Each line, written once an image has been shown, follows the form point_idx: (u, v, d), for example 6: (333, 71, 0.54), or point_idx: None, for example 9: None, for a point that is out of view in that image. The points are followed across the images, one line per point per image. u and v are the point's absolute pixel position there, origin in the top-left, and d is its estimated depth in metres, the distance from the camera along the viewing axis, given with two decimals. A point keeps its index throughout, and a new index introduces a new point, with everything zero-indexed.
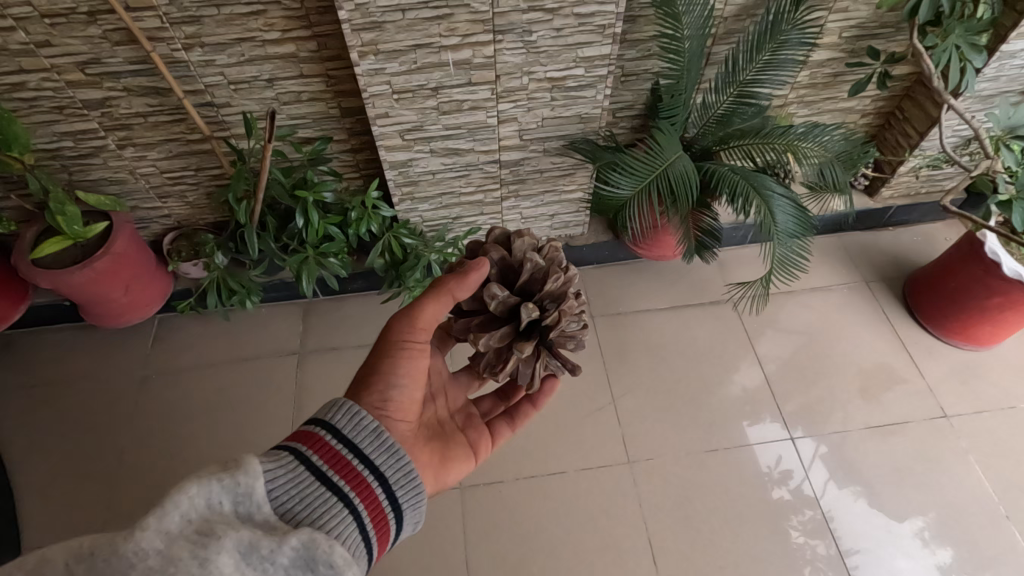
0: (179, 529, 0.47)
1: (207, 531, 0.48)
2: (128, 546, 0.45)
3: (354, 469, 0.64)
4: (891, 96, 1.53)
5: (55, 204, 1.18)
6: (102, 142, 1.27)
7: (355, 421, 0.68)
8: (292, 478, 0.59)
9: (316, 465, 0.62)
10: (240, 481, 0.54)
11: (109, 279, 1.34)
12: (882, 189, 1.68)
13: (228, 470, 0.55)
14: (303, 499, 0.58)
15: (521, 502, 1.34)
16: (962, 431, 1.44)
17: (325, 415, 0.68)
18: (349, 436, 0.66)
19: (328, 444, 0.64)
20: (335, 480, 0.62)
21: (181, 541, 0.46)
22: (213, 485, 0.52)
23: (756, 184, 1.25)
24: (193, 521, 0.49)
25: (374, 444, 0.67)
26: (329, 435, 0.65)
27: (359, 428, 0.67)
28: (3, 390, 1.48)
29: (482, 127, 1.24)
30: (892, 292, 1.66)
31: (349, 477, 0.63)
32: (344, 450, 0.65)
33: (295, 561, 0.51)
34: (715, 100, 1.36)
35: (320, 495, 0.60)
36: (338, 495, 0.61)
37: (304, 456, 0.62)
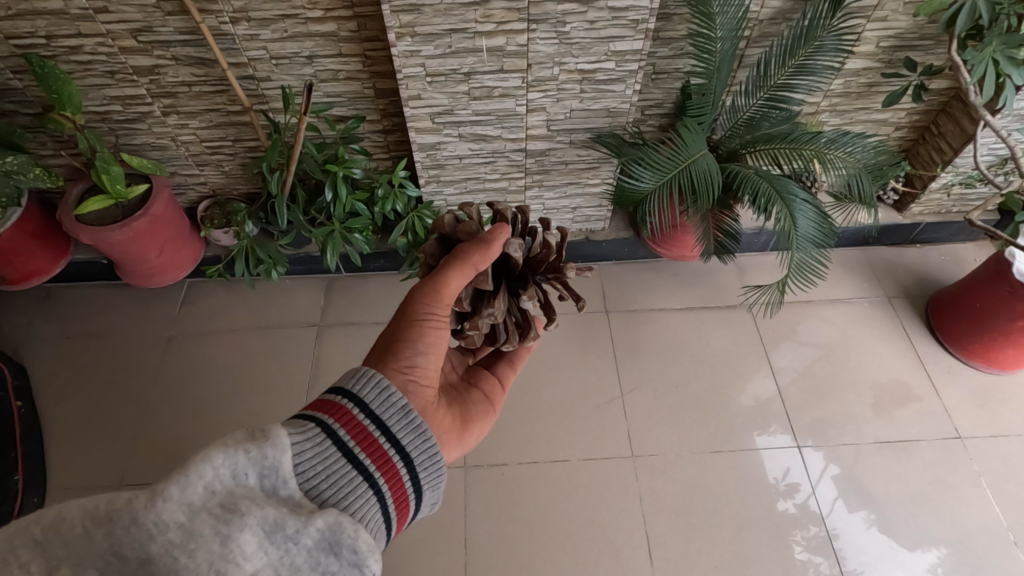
0: (203, 499, 0.44)
1: (231, 507, 0.45)
2: (148, 516, 0.42)
3: (380, 448, 0.61)
4: (927, 110, 1.51)
5: (100, 161, 1.24)
6: (148, 108, 1.33)
7: (383, 397, 0.64)
8: (318, 454, 0.56)
9: (343, 442, 0.58)
10: (268, 454, 0.50)
11: (145, 240, 1.40)
12: (912, 205, 1.66)
13: (255, 440, 0.51)
14: (328, 477, 0.55)
15: (522, 487, 1.36)
16: (975, 454, 1.41)
17: (352, 387, 0.64)
18: (377, 412, 0.63)
19: (355, 420, 0.61)
20: (360, 459, 0.58)
21: (203, 516, 0.43)
22: (239, 456, 0.48)
23: (779, 188, 1.25)
24: (217, 492, 0.45)
25: (401, 422, 0.64)
26: (356, 409, 0.62)
27: (388, 404, 0.64)
28: (40, 339, 1.56)
29: (511, 115, 1.26)
30: (913, 309, 1.64)
31: (375, 456, 0.60)
32: (371, 426, 0.62)
33: (319, 543, 0.47)
34: (744, 104, 1.36)
35: (347, 474, 0.56)
36: (363, 475, 0.58)
37: (331, 430, 0.59)
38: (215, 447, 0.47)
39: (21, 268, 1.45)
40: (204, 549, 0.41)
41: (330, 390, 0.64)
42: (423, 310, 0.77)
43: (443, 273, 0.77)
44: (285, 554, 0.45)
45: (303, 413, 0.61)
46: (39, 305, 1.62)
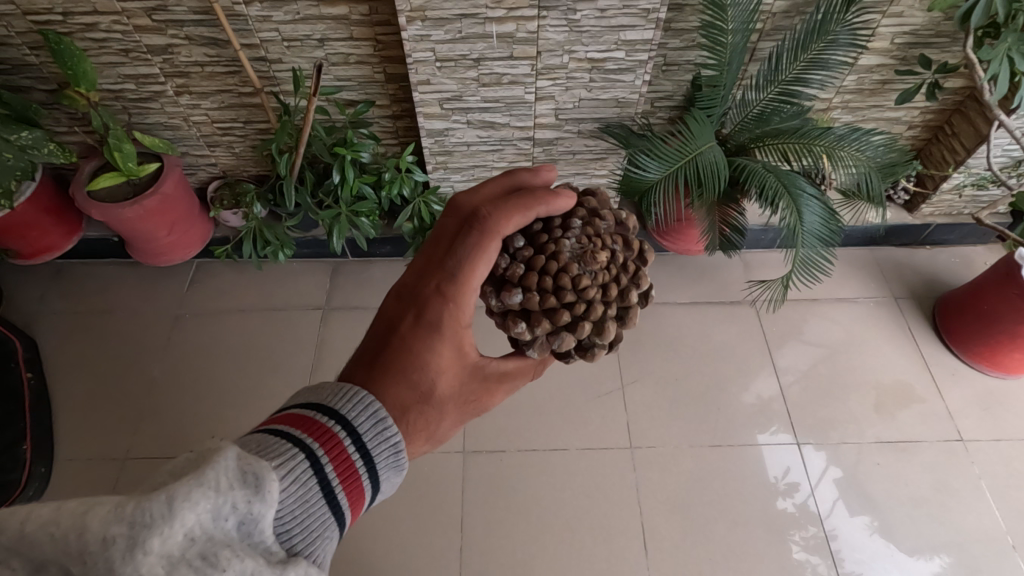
0: (182, 549, 0.37)
1: (212, 560, 0.37)
2: (125, 570, 0.35)
3: (359, 484, 0.52)
4: (941, 109, 1.49)
5: (113, 139, 1.26)
6: (161, 88, 1.34)
7: (381, 428, 0.54)
8: (296, 493, 0.46)
9: (325, 477, 0.49)
10: (253, 507, 0.41)
11: (156, 218, 1.42)
12: (922, 205, 1.64)
13: (245, 486, 0.42)
14: (302, 523, 0.46)
15: (519, 473, 1.37)
16: (977, 457, 1.40)
17: (341, 407, 0.54)
18: (370, 443, 0.53)
19: (343, 452, 0.51)
20: (339, 501, 0.49)
21: (182, 571, 0.36)
22: (223, 498, 0.40)
23: (787, 184, 1.24)
24: (196, 540, 0.38)
25: (390, 458, 0.54)
26: (344, 434, 0.52)
27: (382, 437, 0.54)
28: (51, 313, 1.59)
29: (520, 103, 1.27)
30: (920, 309, 1.63)
31: (352, 496, 0.51)
32: (358, 463, 0.52)
33: None
34: (754, 99, 1.35)
35: (322, 518, 0.47)
36: (338, 520, 0.49)
37: (317, 464, 0.49)
38: (198, 486, 0.39)
39: (34, 243, 1.48)
40: None
41: (316, 405, 0.53)
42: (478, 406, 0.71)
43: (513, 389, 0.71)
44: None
45: (282, 438, 0.49)
46: (51, 280, 1.64)
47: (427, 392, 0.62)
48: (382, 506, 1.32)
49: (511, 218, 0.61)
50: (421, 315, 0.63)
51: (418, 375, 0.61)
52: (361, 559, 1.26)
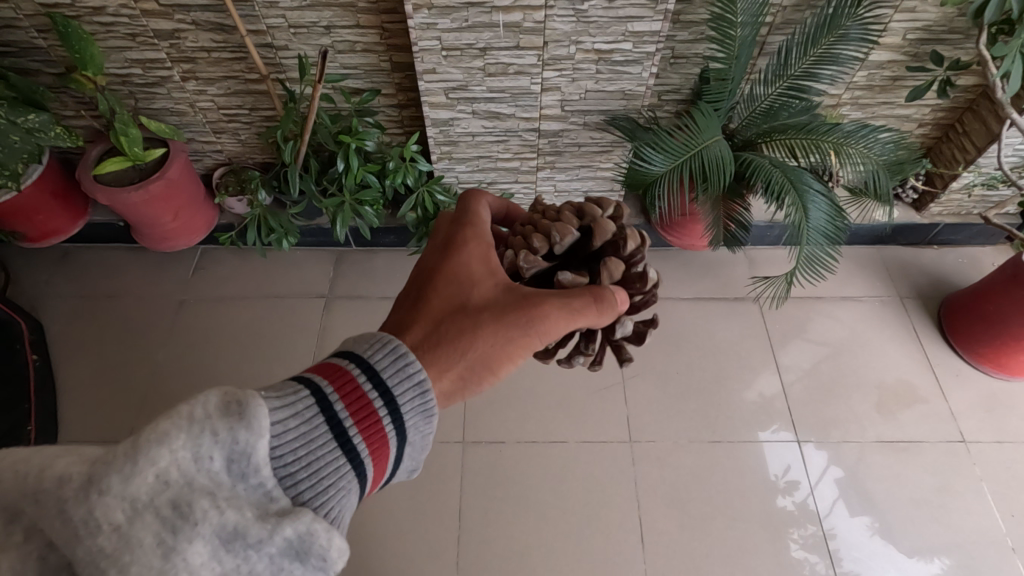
0: (151, 495, 0.37)
1: (184, 511, 0.37)
2: (81, 511, 0.36)
3: (380, 430, 0.50)
4: (953, 107, 1.48)
5: (119, 125, 1.26)
6: (168, 73, 1.34)
7: (398, 368, 0.53)
8: (297, 432, 0.46)
9: (334, 417, 0.48)
10: (240, 436, 0.41)
11: (160, 203, 1.42)
12: (931, 204, 1.63)
13: (227, 416, 0.41)
14: (309, 469, 0.46)
15: (518, 465, 1.37)
16: (979, 459, 1.40)
17: (364, 353, 0.53)
18: (384, 386, 0.52)
19: (360, 395, 0.50)
20: (352, 442, 0.49)
21: (148, 519, 0.37)
22: (203, 435, 0.39)
23: (793, 178, 1.22)
24: (171, 484, 0.38)
25: (410, 402, 0.53)
26: (360, 378, 0.51)
27: (399, 378, 0.53)
28: (57, 296, 1.60)
29: (526, 93, 1.26)
30: (925, 309, 1.61)
31: (372, 442, 0.50)
32: (379, 406, 0.51)
33: (284, 551, 0.40)
34: (762, 93, 1.34)
35: (332, 462, 0.47)
36: (354, 465, 0.48)
37: (325, 403, 0.48)
38: (176, 424, 0.39)
39: (40, 226, 1.49)
40: (141, 562, 0.36)
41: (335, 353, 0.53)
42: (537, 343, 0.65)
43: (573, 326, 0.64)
44: (243, 562, 0.39)
45: (304, 378, 0.50)
46: (57, 263, 1.65)
47: (459, 304, 0.65)
48: (381, 493, 1.33)
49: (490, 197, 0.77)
50: (450, 250, 0.69)
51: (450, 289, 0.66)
52: (360, 546, 1.27)
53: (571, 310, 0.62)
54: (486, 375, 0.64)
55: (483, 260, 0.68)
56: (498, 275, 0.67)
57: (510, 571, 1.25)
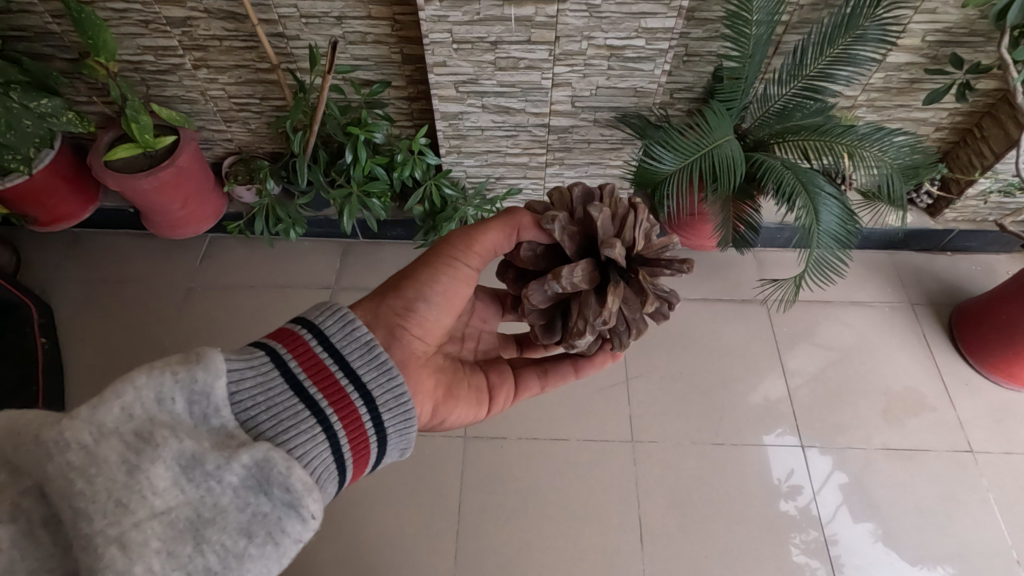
0: (117, 423, 0.44)
1: (146, 437, 0.44)
2: (52, 435, 0.42)
3: (335, 382, 0.59)
4: (971, 112, 1.45)
5: (130, 111, 1.26)
6: (179, 61, 1.35)
7: (346, 330, 0.63)
8: (257, 382, 0.55)
9: (290, 372, 0.57)
10: (198, 376, 0.48)
11: (170, 190, 1.43)
12: (946, 210, 1.60)
13: (186, 362, 0.49)
14: (268, 409, 0.54)
15: (519, 462, 1.37)
16: (986, 469, 1.38)
17: (316, 320, 0.63)
18: (336, 345, 0.62)
19: (311, 351, 0.60)
20: (310, 392, 0.57)
21: (114, 441, 0.43)
22: (164, 379, 0.47)
23: (804, 180, 1.21)
24: (135, 417, 0.45)
25: (363, 357, 0.62)
26: (313, 340, 0.61)
27: (350, 339, 0.62)
28: (66, 280, 1.61)
29: (536, 89, 1.25)
30: (937, 317, 1.59)
31: (329, 391, 0.58)
32: (329, 360, 0.60)
33: (246, 480, 0.47)
34: (776, 93, 1.32)
35: (291, 407, 0.55)
36: (312, 410, 0.56)
37: (281, 361, 0.58)
38: (140, 367, 0.46)
39: (51, 211, 1.50)
40: (106, 477, 0.42)
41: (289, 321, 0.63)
42: (452, 253, 0.74)
43: (483, 223, 0.74)
44: (206, 493, 0.45)
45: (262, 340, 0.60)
46: (68, 248, 1.67)
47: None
48: (382, 486, 1.33)
49: None
50: None
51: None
52: (360, 537, 1.27)
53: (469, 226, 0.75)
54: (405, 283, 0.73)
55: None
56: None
57: (508, 568, 1.25)
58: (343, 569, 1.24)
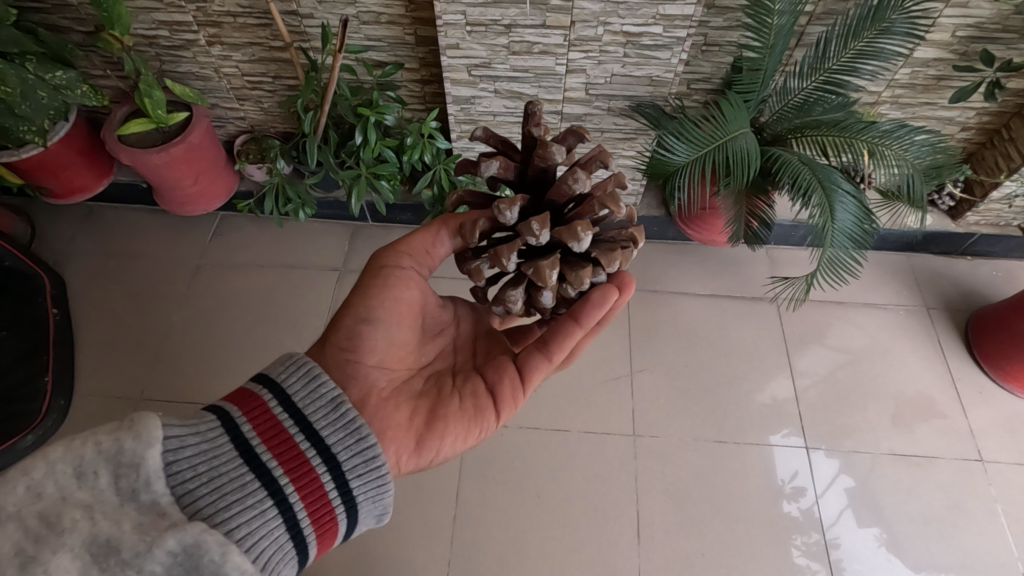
0: (22, 506, 0.45)
1: (52, 522, 0.44)
2: None
3: (296, 449, 0.58)
4: (999, 112, 1.40)
5: (144, 86, 1.27)
6: (194, 36, 1.35)
7: (311, 390, 0.62)
8: (204, 453, 0.54)
9: (242, 438, 0.57)
10: (127, 446, 0.49)
11: (181, 166, 1.43)
12: (968, 212, 1.55)
13: (116, 431, 0.49)
14: (210, 482, 0.52)
15: (519, 450, 1.36)
16: (996, 480, 1.35)
17: (281, 377, 0.62)
18: (298, 405, 0.61)
19: (271, 413, 0.59)
20: (263, 460, 0.56)
21: (17, 528, 0.43)
22: (85, 451, 0.48)
23: (821, 177, 1.17)
24: (42, 497, 0.46)
25: (329, 418, 0.61)
26: (274, 402, 0.60)
27: (314, 398, 0.61)
28: (79, 252, 1.64)
29: (549, 74, 1.23)
30: (953, 322, 1.55)
31: (286, 459, 0.57)
32: (290, 424, 0.59)
33: (173, 567, 0.45)
34: (796, 87, 1.29)
35: (238, 478, 0.54)
36: (263, 482, 0.55)
37: (233, 425, 0.57)
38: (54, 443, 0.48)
39: (66, 183, 1.51)
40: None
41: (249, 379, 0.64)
42: (387, 263, 0.74)
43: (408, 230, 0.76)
44: None
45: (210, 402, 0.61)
46: (82, 221, 1.69)
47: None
48: None
49: None
50: None
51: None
52: None
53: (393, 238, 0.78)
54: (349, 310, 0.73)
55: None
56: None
57: (503, 555, 1.25)
58: (340, 550, 1.25)
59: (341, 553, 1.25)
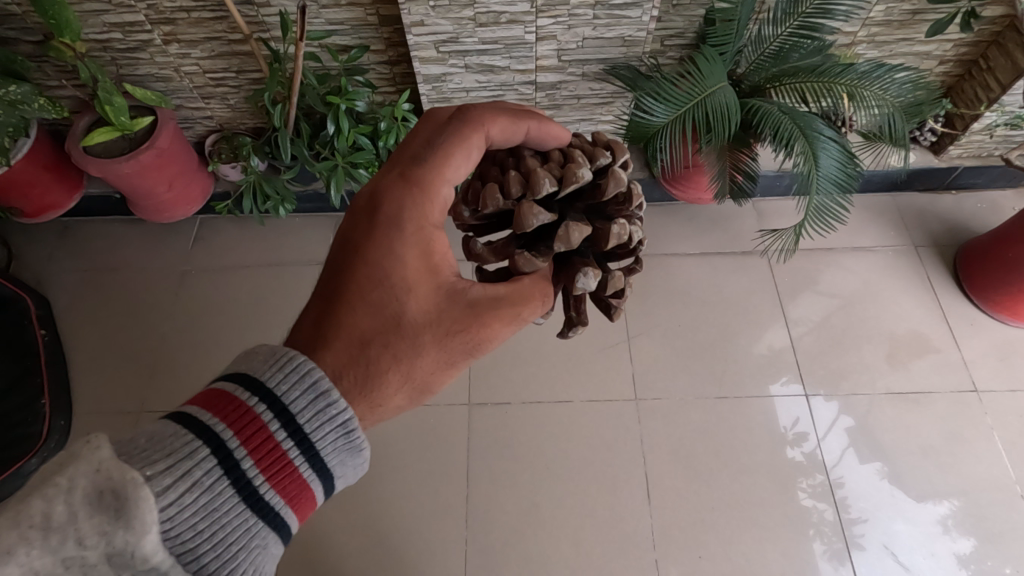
0: None
1: None
2: None
3: (301, 481, 0.47)
4: (976, 42, 1.38)
5: (103, 93, 1.23)
6: (149, 36, 1.30)
7: (318, 402, 0.48)
8: (196, 506, 0.42)
9: (245, 482, 0.44)
10: (117, 537, 0.38)
11: (153, 173, 1.40)
12: (949, 146, 1.55)
13: (100, 509, 0.38)
14: (212, 537, 0.43)
15: (524, 424, 1.37)
16: (990, 408, 1.38)
17: (280, 386, 0.47)
18: (303, 424, 0.47)
19: (277, 446, 0.45)
20: (266, 499, 0.45)
21: None
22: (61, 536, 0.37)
23: (802, 124, 1.15)
24: None
25: (337, 438, 0.48)
26: (275, 424, 0.46)
27: (320, 413, 0.48)
28: (60, 270, 1.60)
29: (520, 44, 1.20)
30: (942, 257, 1.56)
31: (293, 496, 0.46)
32: (298, 460, 0.46)
33: None
34: (771, 34, 1.26)
35: (241, 526, 0.44)
36: (269, 522, 0.46)
37: (231, 465, 0.44)
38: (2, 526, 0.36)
39: (36, 201, 1.47)
40: None
41: (239, 375, 0.47)
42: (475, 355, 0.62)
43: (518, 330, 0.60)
44: None
45: (187, 407, 0.45)
46: (59, 238, 1.65)
47: (394, 320, 0.56)
48: (390, 454, 1.35)
49: (499, 121, 0.59)
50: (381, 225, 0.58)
51: (381, 296, 0.56)
52: (367, 510, 1.29)
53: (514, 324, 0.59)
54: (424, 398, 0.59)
55: (420, 257, 0.59)
56: (441, 275, 0.59)
57: (518, 527, 1.27)
58: (357, 539, 1.26)
59: (358, 541, 1.26)
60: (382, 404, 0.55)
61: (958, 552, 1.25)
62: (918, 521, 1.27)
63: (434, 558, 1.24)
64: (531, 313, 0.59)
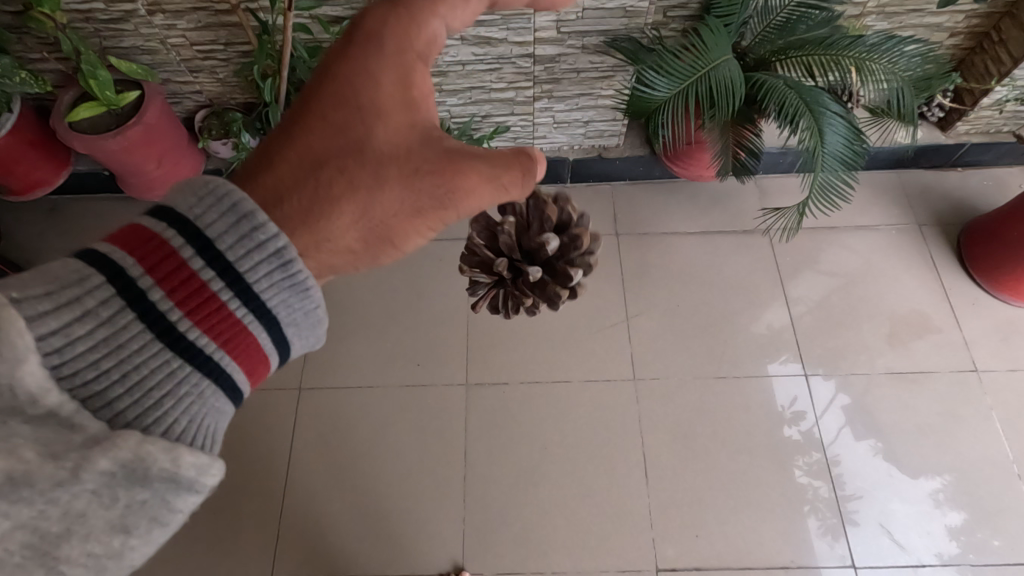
0: None
1: None
2: None
3: (228, 313, 0.43)
4: (990, 13, 1.34)
5: (86, 66, 1.19)
6: (132, 6, 1.25)
7: (240, 234, 0.43)
8: (104, 340, 0.40)
9: (164, 317, 0.41)
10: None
11: (142, 149, 1.36)
12: (958, 123, 1.52)
13: None
14: (125, 379, 0.40)
15: (523, 405, 1.37)
16: (990, 388, 1.37)
17: (196, 214, 0.43)
18: (227, 255, 0.43)
19: (198, 278, 0.42)
20: (190, 336, 0.42)
21: None
22: None
23: (808, 99, 1.11)
24: None
25: (269, 274, 0.44)
26: (194, 253, 0.42)
27: (243, 244, 0.43)
28: (51, 250, 1.58)
29: (517, 15, 1.16)
30: (946, 236, 1.54)
31: (221, 333, 0.43)
32: (231, 299, 0.43)
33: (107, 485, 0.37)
34: (777, 4, 1.22)
35: (159, 366, 0.41)
36: (194, 363, 0.42)
37: (141, 292, 0.40)
38: None
39: (23, 179, 1.44)
40: None
41: (157, 209, 0.43)
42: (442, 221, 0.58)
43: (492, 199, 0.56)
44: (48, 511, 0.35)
45: (96, 244, 0.42)
46: (49, 217, 1.62)
47: (357, 145, 0.56)
48: (388, 434, 1.34)
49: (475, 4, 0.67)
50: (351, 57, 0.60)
51: (346, 121, 0.57)
52: (365, 490, 1.29)
53: (492, 175, 0.55)
54: (384, 251, 0.57)
55: (396, 97, 0.59)
56: (413, 114, 0.59)
57: (516, 507, 1.27)
58: (355, 519, 1.26)
59: (356, 521, 1.26)
60: (333, 238, 0.53)
61: (952, 528, 1.25)
62: (914, 500, 1.28)
63: (432, 537, 1.24)
64: (511, 183, 0.56)
